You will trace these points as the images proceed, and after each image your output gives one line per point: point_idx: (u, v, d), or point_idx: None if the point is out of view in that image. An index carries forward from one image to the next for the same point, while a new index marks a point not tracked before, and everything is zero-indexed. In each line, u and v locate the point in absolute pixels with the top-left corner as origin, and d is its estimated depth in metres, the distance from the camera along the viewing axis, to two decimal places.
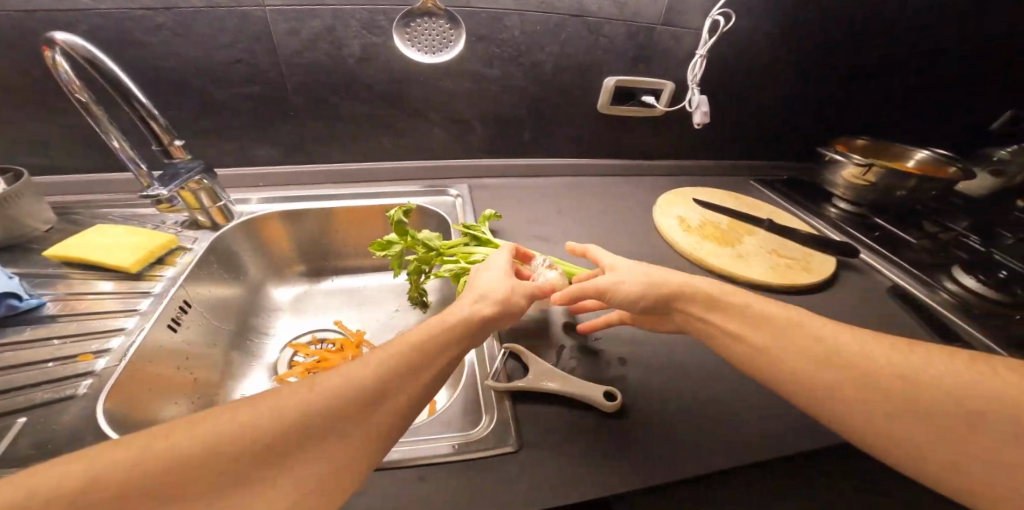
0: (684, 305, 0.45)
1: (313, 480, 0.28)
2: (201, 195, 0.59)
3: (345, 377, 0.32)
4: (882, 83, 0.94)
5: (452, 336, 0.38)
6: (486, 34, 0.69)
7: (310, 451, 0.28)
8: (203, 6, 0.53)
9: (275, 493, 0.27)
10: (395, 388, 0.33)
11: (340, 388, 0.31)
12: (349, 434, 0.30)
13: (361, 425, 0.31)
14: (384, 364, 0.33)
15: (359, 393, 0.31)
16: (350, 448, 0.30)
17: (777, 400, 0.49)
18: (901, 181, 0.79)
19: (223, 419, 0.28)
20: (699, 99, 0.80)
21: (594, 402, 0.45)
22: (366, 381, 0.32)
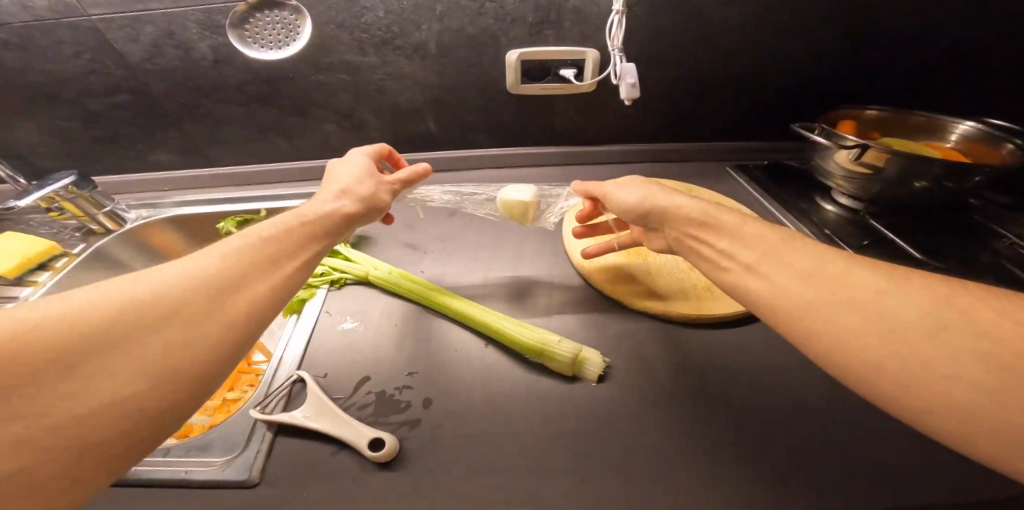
0: (677, 224, 0.42)
1: (137, 379, 0.25)
2: (83, 205, 0.64)
3: (69, 323, 0.24)
4: (920, 47, 0.70)
5: (254, 275, 0.32)
6: (347, 19, 0.63)
7: (136, 348, 0.25)
8: (31, 21, 0.58)
9: (89, 390, 0.23)
10: (245, 283, 0.31)
11: (166, 285, 0.28)
12: (189, 331, 0.27)
13: (202, 322, 0.28)
14: (129, 311, 0.26)
15: (89, 348, 0.24)
16: (189, 347, 0.27)
17: (574, 468, 0.40)
18: (916, 169, 0.55)
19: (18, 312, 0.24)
20: (622, 68, 0.63)
21: (355, 446, 0.42)
22: (98, 332, 0.24)
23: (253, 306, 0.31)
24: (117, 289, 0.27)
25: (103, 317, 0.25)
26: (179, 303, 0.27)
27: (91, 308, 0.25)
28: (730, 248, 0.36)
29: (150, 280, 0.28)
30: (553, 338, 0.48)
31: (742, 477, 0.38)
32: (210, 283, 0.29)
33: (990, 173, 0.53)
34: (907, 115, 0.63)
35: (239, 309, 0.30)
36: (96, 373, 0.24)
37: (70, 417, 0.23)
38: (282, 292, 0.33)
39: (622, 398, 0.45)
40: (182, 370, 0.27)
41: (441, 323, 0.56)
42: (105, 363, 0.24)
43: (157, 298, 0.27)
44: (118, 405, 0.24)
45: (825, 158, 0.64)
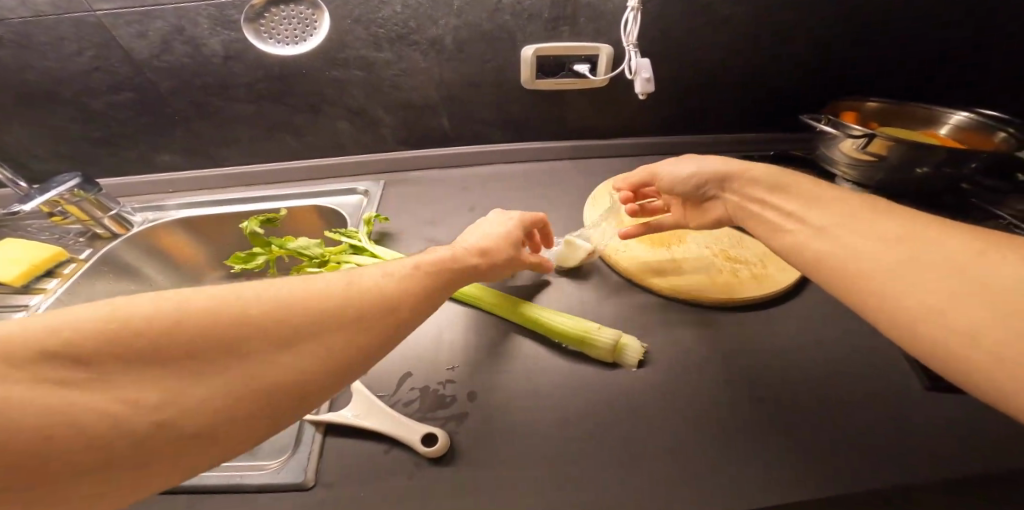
0: (744, 187, 0.49)
1: (262, 389, 0.26)
2: (89, 208, 0.62)
3: (212, 318, 0.25)
4: (912, 42, 0.74)
5: (383, 316, 0.33)
6: (364, 15, 0.62)
7: (272, 358, 0.27)
8: (30, 17, 0.55)
9: (223, 389, 0.25)
10: (373, 319, 0.32)
11: (312, 305, 0.29)
12: (316, 353, 0.28)
13: (328, 348, 0.29)
14: (264, 320, 0.27)
15: (222, 349, 0.25)
16: (311, 369, 0.28)
17: (629, 451, 0.42)
18: (918, 158, 0.59)
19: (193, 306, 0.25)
20: (638, 63, 0.65)
21: (409, 443, 0.42)
22: (236, 332, 0.26)
23: (361, 344, 0.31)
24: (263, 291, 0.29)
25: (248, 317, 0.27)
26: (306, 324, 0.29)
27: (234, 307, 0.27)
28: (798, 212, 0.42)
29: (292, 292, 0.30)
30: (593, 326, 0.50)
31: (786, 452, 0.41)
32: (335, 309, 0.30)
33: (985, 160, 0.57)
34: (904, 106, 0.67)
35: (352, 343, 0.30)
36: (217, 375, 0.25)
37: (182, 411, 0.23)
38: (398, 331, 0.34)
39: (663, 383, 0.47)
40: (283, 388, 0.27)
41: (474, 316, 0.57)
42: (228, 367, 0.25)
43: (288, 312, 0.28)
44: (219, 409, 0.25)
45: (831, 148, 0.68)
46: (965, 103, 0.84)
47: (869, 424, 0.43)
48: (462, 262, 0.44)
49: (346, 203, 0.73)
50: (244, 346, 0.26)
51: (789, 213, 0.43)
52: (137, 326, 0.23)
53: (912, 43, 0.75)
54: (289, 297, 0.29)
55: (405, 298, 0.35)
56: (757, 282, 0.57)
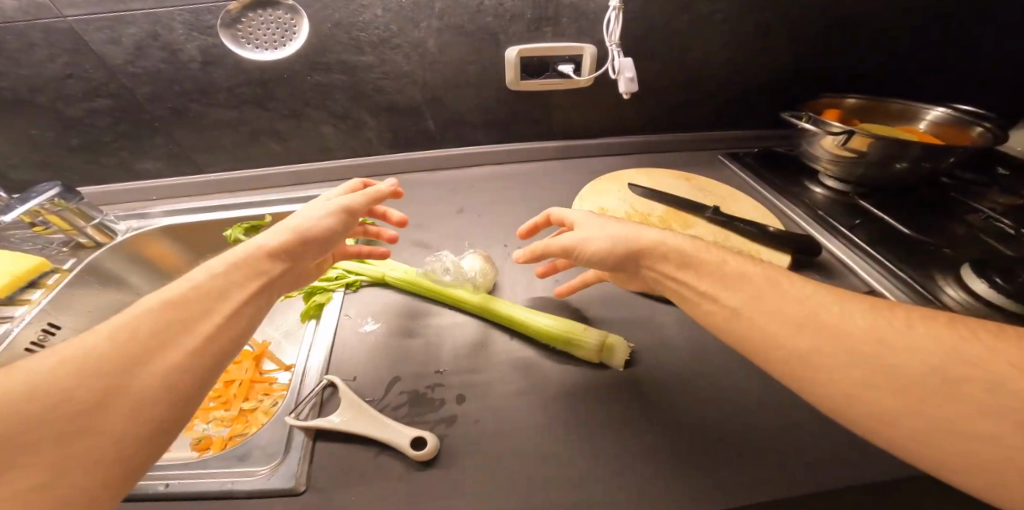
0: (652, 262, 0.42)
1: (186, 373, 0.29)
2: (70, 217, 0.61)
3: (60, 373, 0.26)
4: (891, 38, 0.75)
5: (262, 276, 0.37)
6: (343, 18, 0.61)
7: (183, 347, 0.30)
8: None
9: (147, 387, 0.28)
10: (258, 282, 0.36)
11: (199, 293, 0.33)
12: (225, 325, 0.32)
13: (233, 318, 0.33)
14: (114, 344, 0.28)
15: (93, 383, 0.26)
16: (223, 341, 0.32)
17: (614, 450, 0.42)
18: (896, 154, 0.60)
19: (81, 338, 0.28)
20: (620, 63, 0.65)
21: (398, 448, 0.43)
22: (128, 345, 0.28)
23: (240, 308, 0.34)
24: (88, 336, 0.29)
25: (143, 331, 0.29)
26: (166, 325, 0.30)
27: (71, 356, 0.27)
28: (710, 290, 0.37)
29: (121, 320, 0.30)
30: (579, 327, 0.51)
31: (766, 448, 0.42)
32: (189, 305, 0.32)
33: (962, 155, 0.58)
34: (885, 102, 0.68)
35: (227, 311, 0.33)
36: (112, 401, 0.26)
37: (109, 433, 0.26)
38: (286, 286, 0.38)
39: (647, 382, 0.48)
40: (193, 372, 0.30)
41: (463, 320, 0.57)
42: (117, 390, 0.27)
43: (133, 329, 0.29)
44: (141, 417, 0.27)
45: (812, 144, 0.69)
46: (945, 98, 0.86)
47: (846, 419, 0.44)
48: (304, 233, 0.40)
49: None
50: (113, 368, 0.27)
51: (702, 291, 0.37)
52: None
53: (893, 40, 0.76)
54: (123, 324, 0.30)
55: (254, 265, 0.37)
56: None
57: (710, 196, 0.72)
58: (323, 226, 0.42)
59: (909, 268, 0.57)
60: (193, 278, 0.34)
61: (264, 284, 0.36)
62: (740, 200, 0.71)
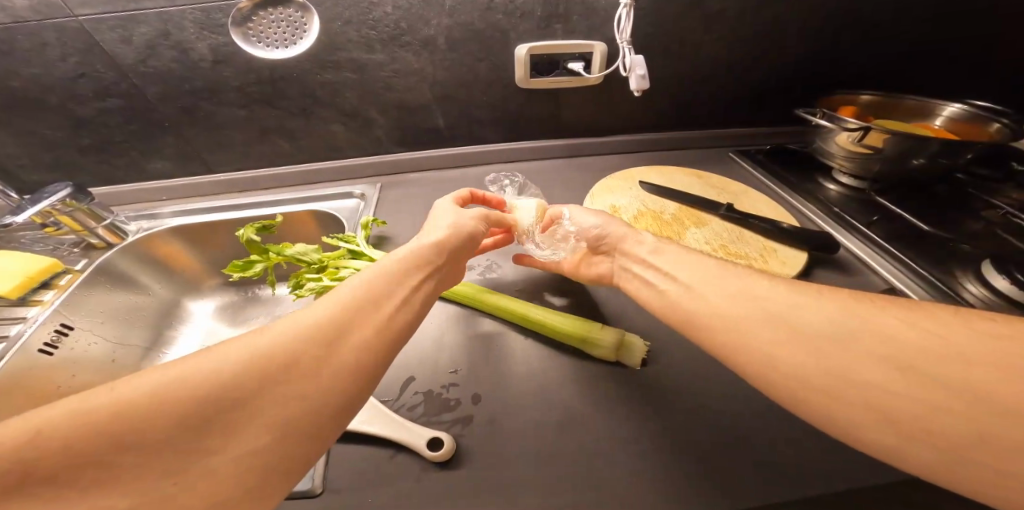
0: (628, 247, 0.53)
1: (288, 420, 0.28)
2: (81, 218, 0.60)
3: (184, 388, 0.27)
4: (905, 33, 0.74)
5: (372, 311, 0.35)
6: (354, 16, 0.61)
7: (294, 389, 0.29)
8: (11, 23, 0.54)
9: (256, 428, 0.27)
10: (363, 320, 0.34)
11: (312, 328, 0.32)
12: (327, 370, 0.31)
13: (336, 360, 0.31)
14: (236, 374, 0.28)
15: (206, 416, 0.27)
16: (326, 387, 0.30)
17: (634, 451, 0.42)
18: (912, 150, 0.60)
19: (204, 361, 0.28)
20: (632, 59, 0.65)
21: (415, 448, 0.42)
22: (244, 380, 0.28)
23: (355, 361, 0.32)
24: (225, 345, 0.30)
25: (258, 365, 0.29)
26: (286, 365, 0.30)
27: (200, 370, 0.28)
28: (671, 272, 0.45)
29: (255, 339, 0.31)
30: (594, 326, 0.51)
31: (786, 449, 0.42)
32: (323, 342, 0.32)
33: (981, 150, 0.58)
34: (899, 99, 0.68)
35: (345, 361, 0.32)
36: (218, 441, 0.26)
37: (201, 480, 0.25)
38: (396, 321, 0.37)
39: (665, 382, 0.48)
40: (296, 426, 0.29)
41: (477, 320, 0.57)
42: (224, 430, 0.27)
43: (259, 357, 0.29)
44: (247, 464, 0.26)
45: (826, 141, 0.68)
46: (958, 93, 0.85)
47: None
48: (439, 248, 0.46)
49: (344, 207, 0.73)
50: (227, 406, 0.27)
51: (665, 273, 0.45)
52: (114, 417, 0.25)
53: (906, 34, 0.75)
54: (254, 341, 0.30)
55: (377, 307, 0.36)
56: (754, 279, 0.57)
57: (723, 193, 0.71)
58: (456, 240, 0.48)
59: (928, 264, 0.56)
60: (328, 305, 0.34)
61: (386, 332, 0.35)
62: (753, 197, 0.71)
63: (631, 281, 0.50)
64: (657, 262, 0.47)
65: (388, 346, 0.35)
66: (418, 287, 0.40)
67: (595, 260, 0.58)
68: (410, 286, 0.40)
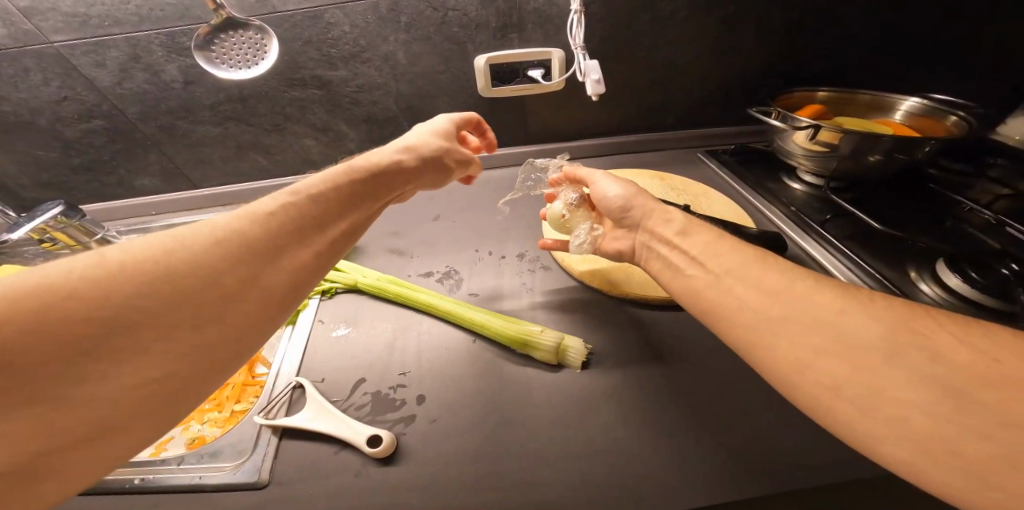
0: (653, 225, 0.50)
1: (199, 346, 0.29)
2: (74, 233, 0.66)
3: (72, 298, 0.25)
4: (872, 27, 0.73)
5: (300, 235, 0.36)
6: (313, 36, 0.65)
7: (211, 312, 0.30)
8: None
9: (168, 352, 0.28)
10: (289, 244, 0.35)
11: (235, 248, 0.32)
12: (243, 296, 0.32)
13: (251, 287, 0.32)
14: (136, 294, 0.27)
15: (104, 329, 0.26)
16: (242, 314, 0.31)
17: (558, 451, 0.44)
18: (867, 147, 0.59)
19: (108, 269, 0.27)
20: (585, 64, 0.63)
21: (356, 445, 0.45)
22: (158, 297, 0.28)
23: (278, 289, 0.34)
24: (116, 256, 0.28)
25: (174, 282, 0.29)
26: (210, 286, 0.30)
27: (88, 283, 0.26)
28: (702, 256, 0.43)
29: (176, 252, 0.30)
30: (536, 330, 0.53)
31: (704, 448, 0.43)
32: (241, 266, 0.32)
33: (937, 145, 0.57)
34: (856, 94, 0.68)
35: (270, 290, 0.33)
36: (122, 362, 0.26)
37: (89, 403, 0.25)
38: (322, 248, 0.38)
39: (599, 384, 0.50)
40: (207, 352, 0.30)
41: (429, 325, 0.59)
42: (134, 350, 0.27)
43: (166, 278, 0.29)
44: (151, 387, 0.27)
45: (785, 140, 0.68)
46: (941, 86, 0.82)
47: (785, 416, 0.45)
48: (405, 163, 0.48)
49: None
50: (128, 324, 0.27)
51: (693, 257, 0.43)
52: None
53: (874, 28, 0.73)
54: (158, 256, 0.29)
55: (309, 235, 0.37)
56: None
57: (683, 195, 0.72)
58: (419, 161, 0.49)
59: (880, 264, 0.56)
60: (251, 228, 0.34)
61: (314, 264, 0.37)
62: (712, 198, 0.71)
63: (655, 262, 0.48)
64: (684, 244, 0.45)
65: (310, 275, 0.36)
66: (356, 211, 0.42)
67: (619, 232, 0.56)
68: (347, 214, 0.41)
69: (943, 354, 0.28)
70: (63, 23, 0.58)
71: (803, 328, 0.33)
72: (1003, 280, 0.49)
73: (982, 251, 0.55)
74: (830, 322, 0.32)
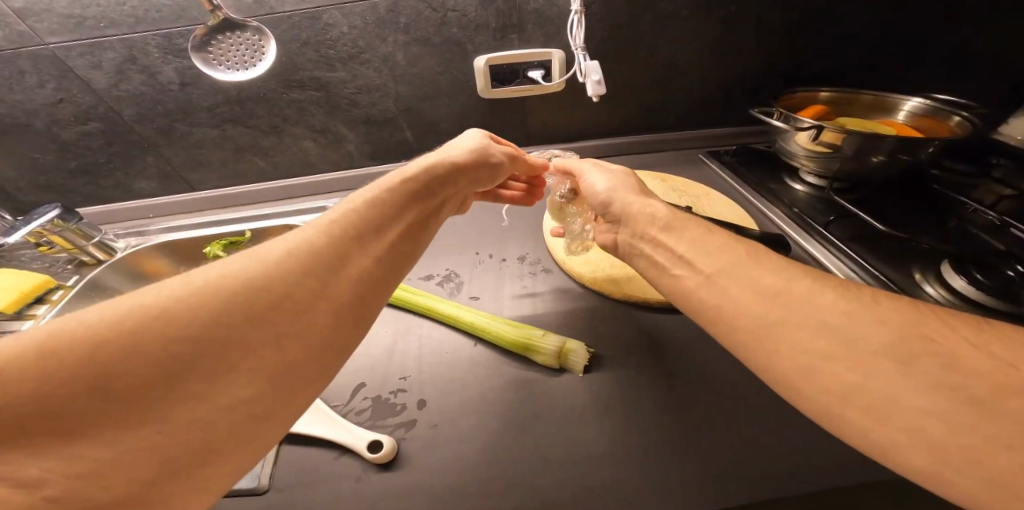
0: (636, 221, 0.49)
1: (290, 357, 0.28)
2: (72, 237, 0.65)
3: (170, 318, 0.25)
4: (874, 27, 0.73)
5: (371, 239, 0.35)
6: (311, 38, 0.64)
7: (297, 322, 0.29)
8: None
9: (262, 366, 0.27)
10: (360, 250, 0.34)
11: (310, 257, 0.31)
12: (327, 304, 0.31)
13: (331, 295, 0.31)
14: (228, 309, 0.27)
15: (202, 345, 0.25)
16: (325, 322, 0.30)
17: (560, 456, 0.43)
18: (870, 148, 0.59)
19: (200, 288, 0.27)
20: (586, 65, 0.62)
21: (357, 451, 0.44)
22: (248, 310, 0.27)
23: (353, 296, 0.32)
24: (189, 283, 0.27)
25: (261, 294, 0.28)
26: (293, 296, 0.29)
27: (159, 310, 0.25)
28: (688, 255, 0.42)
29: (258, 266, 0.30)
30: (538, 334, 0.53)
31: (708, 452, 0.42)
32: (319, 274, 0.31)
33: (941, 145, 0.56)
34: (858, 94, 0.67)
35: (337, 305, 0.31)
36: (222, 379, 0.26)
37: (197, 422, 0.25)
38: (391, 253, 0.37)
39: (602, 388, 0.49)
40: (297, 364, 0.29)
41: (430, 328, 0.59)
42: (231, 366, 0.26)
43: (240, 296, 0.27)
44: (249, 402, 0.26)
45: (787, 141, 0.67)
46: (942, 86, 0.82)
47: (789, 421, 0.45)
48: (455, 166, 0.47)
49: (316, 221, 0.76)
50: (223, 339, 0.26)
51: (680, 256, 0.42)
52: (96, 350, 0.23)
53: (875, 28, 0.73)
54: (243, 271, 0.29)
55: (379, 240, 0.36)
56: None
57: (684, 196, 0.72)
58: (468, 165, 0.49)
59: (885, 266, 0.55)
60: (324, 237, 0.33)
61: (385, 268, 0.35)
62: (714, 199, 0.71)
63: (641, 260, 0.48)
64: (670, 242, 0.44)
65: (384, 280, 0.35)
66: (416, 214, 0.41)
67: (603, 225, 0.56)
68: (400, 224, 0.38)
69: (950, 358, 0.28)
70: (58, 24, 0.57)
71: (804, 336, 0.32)
72: (1009, 282, 0.49)
73: (987, 253, 0.55)
74: (837, 325, 0.31)
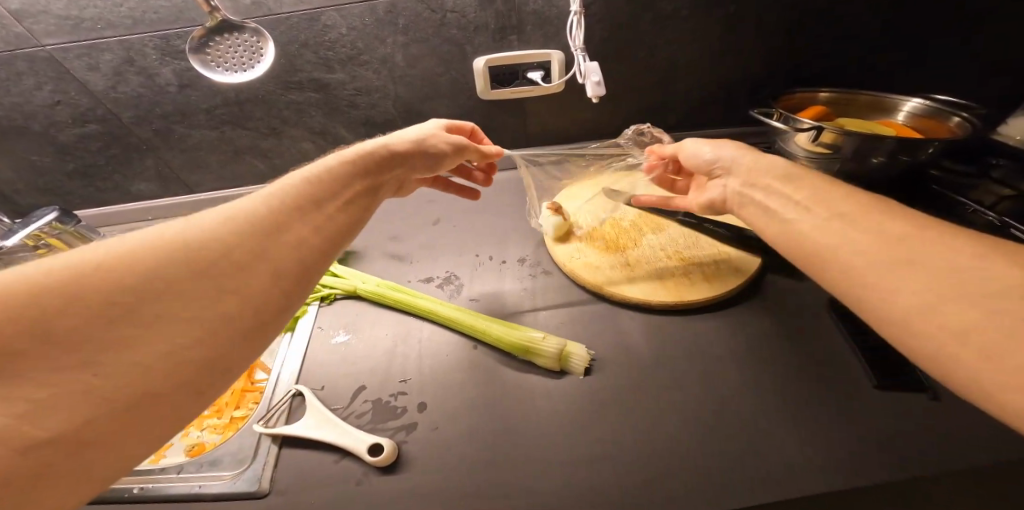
0: (748, 171, 0.48)
1: (221, 316, 0.27)
2: (69, 240, 0.65)
3: (90, 278, 0.25)
4: (873, 28, 0.73)
5: (312, 205, 0.35)
6: (309, 39, 0.64)
7: (228, 282, 0.28)
8: None
9: (188, 324, 0.26)
10: (301, 216, 0.34)
11: (246, 222, 0.31)
12: (260, 264, 0.30)
13: (266, 257, 0.30)
14: (152, 269, 0.26)
15: (126, 305, 0.25)
16: (259, 282, 0.29)
17: (562, 459, 0.43)
18: (870, 149, 0.59)
19: (126, 251, 0.27)
20: (586, 66, 0.62)
21: (357, 454, 0.44)
22: (175, 270, 0.27)
23: (292, 257, 0.32)
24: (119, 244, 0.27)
25: (190, 255, 0.28)
26: (224, 256, 0.29)
27: (82, 272, 0.25)
28: (808, 202, 0.40)
29: (190, 230, 0.29)
30: (538, 336, 0.53)
31: (710, 455, 0.42)
32: (254, 237, 0.30)
33: (941, 146, 0.56)
34: (857, 95, 0.67)
35: (273, 265, 0.30)
36: (141, 337, 0.24)
37: (113, 379, 0.23)
38: (334, 219, 0.36)
39: (602, 390, 0.49)
40: (229, 324, 0.28)
41: (430, 330, 0.59)
42: (153, 323, 0.25)
43: (171, 256, 0.27)
44: (174, 362, 0.25)
45: (787, 143, 0.68)
46: (941, 87, 0.82)
47: (790, 423, 0.44)
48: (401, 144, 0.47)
49: None
50: (147, 296, 0.25)
51: (796, 202, 0.41)
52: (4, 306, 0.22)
53: (875, 28, 0.73)
54: (175, 236, 0.28)
55: (320, 207, 0.36)
56: (708, 283, 0.59)
57: None
58: (416, 146, 0.48)
59: None
60: (261, 204, 0.33)
61: (326, 234, 0.35)
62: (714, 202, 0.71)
63: (748, 209, 0.47)
64: (783, 188, 0.43)
65: (326, 244, 0.34)
66: (362, 185, 0.41)
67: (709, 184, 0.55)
68: (343, 194, 0.38)
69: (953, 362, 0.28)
70: (54, 26, 0.57)
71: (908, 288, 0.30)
72: None
73: None
74: None
